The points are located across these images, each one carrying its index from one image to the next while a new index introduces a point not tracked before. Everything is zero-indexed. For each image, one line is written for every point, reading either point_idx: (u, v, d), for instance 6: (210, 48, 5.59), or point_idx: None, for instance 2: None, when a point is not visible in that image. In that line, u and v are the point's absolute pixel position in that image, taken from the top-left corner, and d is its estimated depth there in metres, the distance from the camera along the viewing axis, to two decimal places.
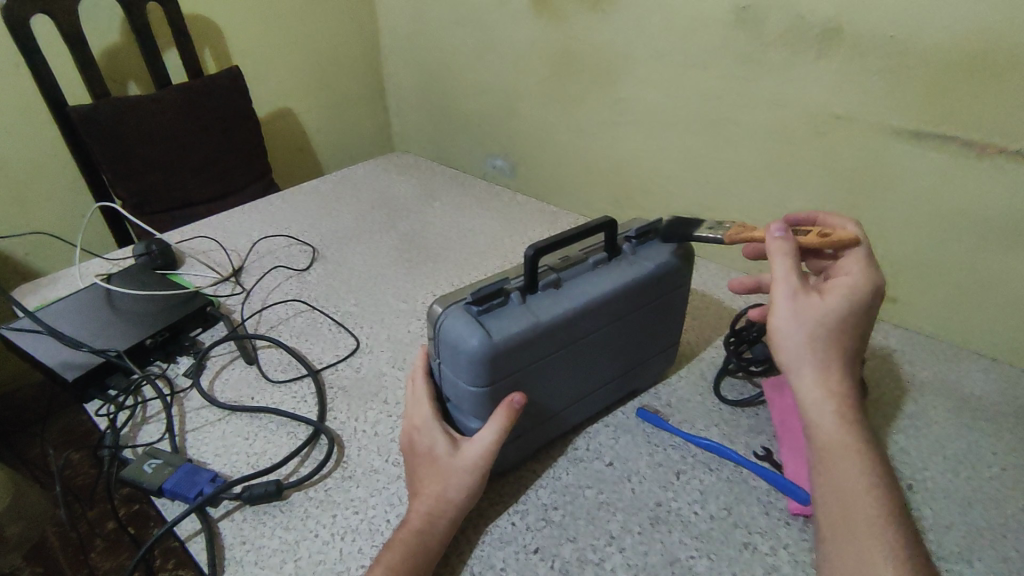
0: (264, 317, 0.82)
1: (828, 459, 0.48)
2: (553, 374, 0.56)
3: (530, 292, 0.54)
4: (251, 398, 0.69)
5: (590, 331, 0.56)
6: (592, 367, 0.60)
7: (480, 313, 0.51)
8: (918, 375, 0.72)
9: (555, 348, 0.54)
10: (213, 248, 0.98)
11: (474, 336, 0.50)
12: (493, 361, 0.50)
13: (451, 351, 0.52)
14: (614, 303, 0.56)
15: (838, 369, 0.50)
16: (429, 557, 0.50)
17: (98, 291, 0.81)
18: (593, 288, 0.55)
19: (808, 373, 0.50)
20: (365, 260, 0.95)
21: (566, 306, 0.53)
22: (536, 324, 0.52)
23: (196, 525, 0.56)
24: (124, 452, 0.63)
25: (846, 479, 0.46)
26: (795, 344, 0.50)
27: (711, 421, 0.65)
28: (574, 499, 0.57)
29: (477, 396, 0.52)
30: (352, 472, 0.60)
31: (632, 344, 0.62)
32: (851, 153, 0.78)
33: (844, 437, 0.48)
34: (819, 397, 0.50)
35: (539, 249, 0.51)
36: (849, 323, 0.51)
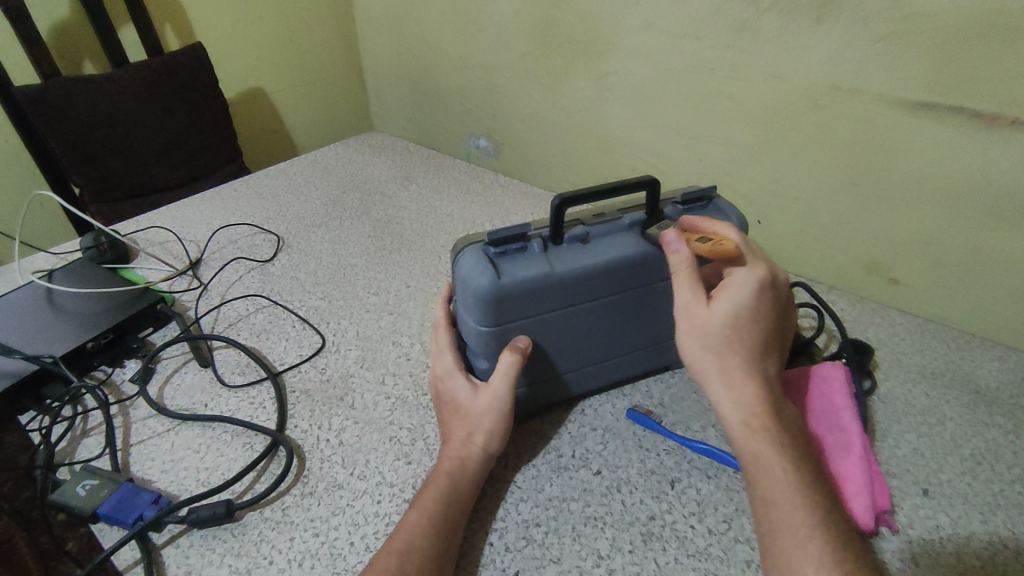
0: (222, 314, 0.76)
1: (753, 480, 0.44)
2: (567, 330, 0.54)
3: (553, 241, 0.52)
4: (204, 406, 0.63)
5: (618, 289, 0.53)
6: (611, 333, 0.57)
7: (497, 255, 0.51)
8: (927, 365, 0.67)
9: (569, 302, 0.52)
10: (170, 239, 0.91)
11: (484, 275, 0.49)
12: (498, 301, 0.50)
13: (462, 289, 0.51)
14: (642, 263, 0.53)
15: (747, 375, 0.47)
16: (462, 506, 0.49)
17: (37, 290, 0.74)
18: (619, 245, 0.52)
19: (717, 387, 0.47)
20: (334, 249, 0.88)
21: (591, 258, 0.51)
22: (549, 273, 0.50)
23: (135, 554, 0.50)
24: (58, 471, 0.57)
25: (772, 496, 0.42)
26: (699, 360, 0.47)
27: (707, 421, 0.60)
28: (558, 514, 0.52)
29: (486, 337, 0.52)
30: (313, 488, 0.55)
31: (660, 315, 0.58)
32: (853, 127, 0.71)
33: (761, 451, 0.44)
34: (729, 412, 0.46)
35: (565, 199, 0.50)
36: (748, 324, 0.47)
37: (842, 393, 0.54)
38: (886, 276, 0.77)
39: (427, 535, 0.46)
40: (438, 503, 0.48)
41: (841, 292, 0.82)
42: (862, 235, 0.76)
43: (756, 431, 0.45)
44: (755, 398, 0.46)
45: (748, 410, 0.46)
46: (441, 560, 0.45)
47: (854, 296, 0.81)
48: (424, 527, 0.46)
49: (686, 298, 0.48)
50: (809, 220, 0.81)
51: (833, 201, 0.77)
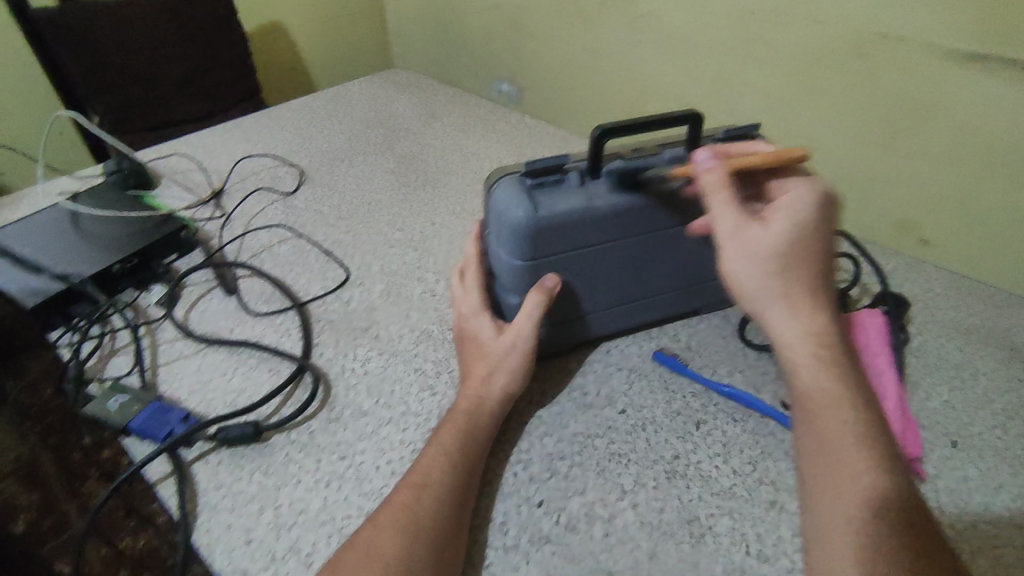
0: (245, 244, 0.75)
1: (810, 410, 0.43)
2: (600, 268, 0.53)
3: (591, 176, 0.50)
4: (230, 331, 0.63)
5: (653, 227, 0.52)
6: (642, 273, 0.56)
7: (534, 187, 0.49)
8: (962, 321, 0.66)
9: (604, 238, 0.51)
10: (193, 168, 0.90)
11: (521, 207, 0.47)
12: (534, 235, 0.48)
13: (497, 221, 0.50)
14: (681, 202, 0.51)
15: (813, 304, 0.45)
16: (481, 443, 0.48)
17: (63, 211, 0.73)
18: (660, 182, 0.51)
19: (778, 315, 0.45)
20: (358, 184, 0.87)
21: (629, 193, 0.50)
22: (587, 208, 0.48)
23: (166, 468, 0.51)
24: (89, 386, 0.57)
25: (833, 431, 0.41)
26: (755, 286, 0.45)
27: (735, 367, 0.59)
28: (583, 450, 0.52)
29: (519, 272, 0.51)
30: (339, 414, 0.55)
31: (693, 257, 0.57)
32: (895, 77, 0.68)
33: (823, 380, 0.43)
34: (797, 343, 0.44)
35: (608, 129, 0.48)
36: (808, 245, 0.45)
37: (879, 340, 0.54)
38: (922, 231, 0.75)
39: (444, 469, 0.45)
40: (455, 439, 0.47)
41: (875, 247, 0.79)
42: (896, 192, 0.74)
43: (821, 364, 0.43)
44: (820, 330, 0.44)
45: (813, 340, 0.44)
46: (459, 494, 0.45)
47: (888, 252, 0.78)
48: (441, 461, 0.46)
49: (734, 222, 0.45)
50: (842, 175, 0.78)
51: (870, 157, 0.74)
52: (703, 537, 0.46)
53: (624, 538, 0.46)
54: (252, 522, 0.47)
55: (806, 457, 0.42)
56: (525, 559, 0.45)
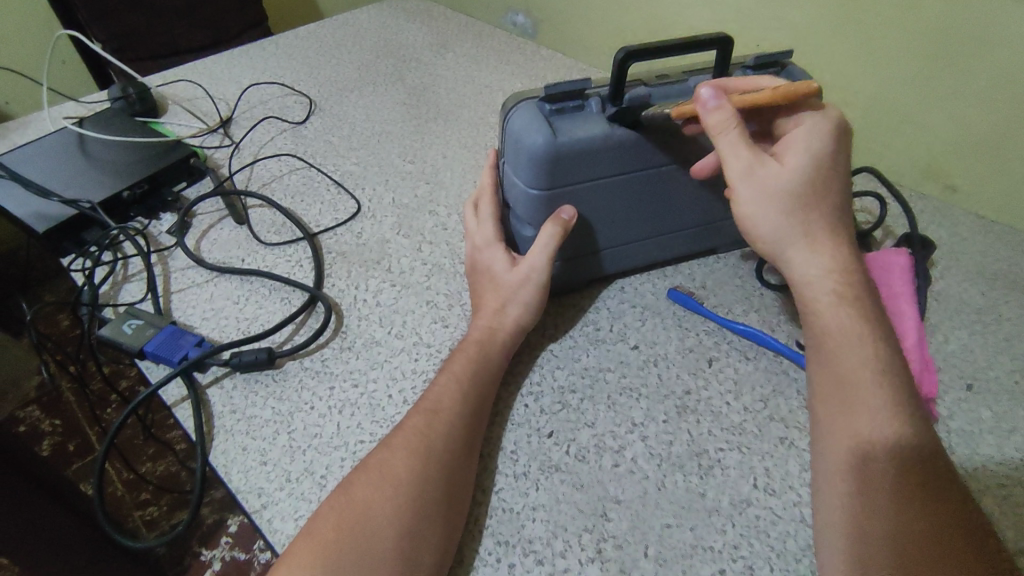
0: (255, 173, 0.74)
1: (824, 349, 0.42)
2: (618, 201, 0.52)
3: (613, 102, 0.48)
4: (241, 261, 0.63)
5: (676, 158, 0.50)
6: (661, 207, 0.55)
7: (554, 113, 0.47)
8: (987, 266, 0.64)
9: (624, 168, 0.49)
10: (199, 95, 0.88)
11: (539, 133, 0.46)
12: (552, 163, 0.47)
13: (514, 149, 0.48)
14: (705, 131, 0.49)
15: (835, 243, 0.44)
16: (492, 374, 0.48)
17: (69, 137, 0.72)
18: (684, 109, 0.48)
19: (800, 253, 0.44)
20: (368, 115, 0.84)
21: (653, 121, 0.48)
22: (608, 135, 0.47)
23: (182, 391, 0.51)
24: (104, 311, 0.58)
25: (848, 368, 0.41)
26: (776, 225, 0.44)
27: (750, 306, 0.58)
28: (594, 383, 0.52)
29: (535, 203, 0.49)
30: (351, 343, 0.55)
31: (714, 192, 0.55)
32: (935, 9, 0.63)
33: (842, 319, 0.42)
34: (821, 277, 0.44)
35: (632, 51, 0.45)
36: (827, 181, 0.44)
37: (903, 281, 0.53)
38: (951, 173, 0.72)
39: (454, 397, 0.45)
40: (466, 369, 0.47)
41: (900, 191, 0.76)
42: (927, 132, 0.70)
43: (844, 302, 0.43)
44: (843, 268, 0.44)
45: (835, 277, 0.43)
46: (469, 422, 0.45)
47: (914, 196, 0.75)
48: (451, 390, 0.46)
49: (745, 163, 0.43)
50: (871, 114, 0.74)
51: (900, 98, 0.70)
52: (711, 471, 0.46)
53: (634, 468, 0.46)
54: (267, 445, 0.48)
55: (819, 393, 0.42)
56: (535, 486, 0.45)
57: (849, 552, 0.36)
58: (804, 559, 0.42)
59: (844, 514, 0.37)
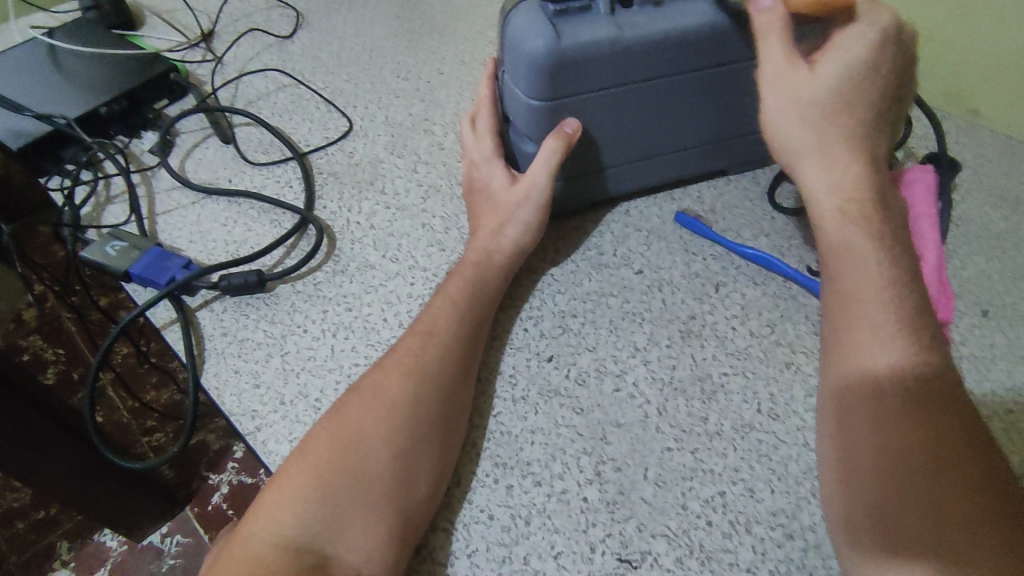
0: (240, 90, 0.70)
1: (835, 269, 0.40)
2: (626, 114, 0.48)
3: (622, 1, 0.44)
4: (228, 181, 0.60)
5: (688, 66, 0.46)
6: (671, 122, 0.51)
7: (557, 14, 0.43)
8: (1013, 190, 0.61)
9: (633, 76, 0.46)
10: (178, 6, 0.82)
11: (541, 36, 0.42)
12: (555, 69, 0.43)
13: (514, 55, 0.44)
14: (722, 36, 0.45)
15: (851, 154, 0.41)
16: (489, 297, 0.46)
17: (39, 48, 0.67)
18: (700, 9, 0.44)
19: (812, 168, 0.41)
20: (359, 28, 0.79)
21: (665, 24, 0.44)
22: (617, 39, 0.43)
23: (171, 313, 0.50)
24: (87, 233, 0.55)
25: (858, 293, 0.38)
26: (791, 135, 0.42)
27: (760, 230, 0.56)
28: (596, 307, 0.50)
29: (536, 114, 0.46)
30: (344, 267, 0.53)
31: (727, 105, 0.52)
32: None
33: (855, 239, 0.40)
34: (829, 196, 0.41)
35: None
36: (862, 87, 0.40)
37: (925, 200, 0.48)
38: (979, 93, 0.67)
39: (449, 319, 0.44)
40: (463, 292, 0.45)
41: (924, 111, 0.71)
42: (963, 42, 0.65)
43: (854, 219, 0.40)
44: (856, 180, 0.41)
45: (846, 192, 0.41)
46: (466, 344, 0.44)
47: None
48: (447, 312, 0.44)
49: (777, 68, 0.41)
50: None
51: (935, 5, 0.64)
52: (714, 395, 0.45)
53: (634, 393, 0.45)
54: (260, 368, 0.47)
55: (827, 316, 0.40)
56: (533, 410, 0.44)
57: (835, 462, 0.37)
58: (805, 482, 0.41)
59: (849, 439, 0.36)
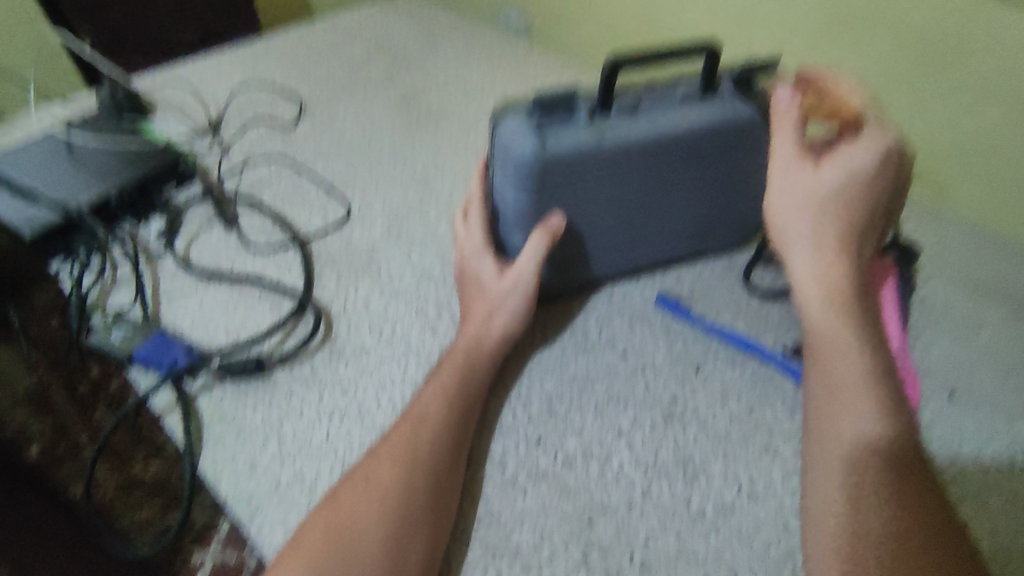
0: (245, 177, 0.74)
1: (819, 345, 0.44)
2: (606, 209, 0.52)
3: (601, 112, 0.48)
4: (231, 266, 0.63)
5: (662, 168, 0.51)
6: (649, 215, 0.55)
7: (543, 122, 0.47)
8: (973, 272, 0.65)
9: (611, 177, 0.50)
10: (188, 96, 0.87)
11: (528, 142, 0.46)
12: (541, 173, 0.47)
13: (503, 159, 0.48)
14: (692, 142, 0.50)
15: (838, 249, 0.45)
16: (479, 382, 0.49)
17: (56, 140, 0.72)
18: (672, 119, 0.49)
19: (803, 255, 0.47)
20: (359, 116, 0.84)
21: (639, 131, 0.48)
22: (597, 146, 0.47)
23: (170, 398, 0.52)
24: (92, 317, 0.58)
25: (841, 376, 0.41)
26: (788, 224, 0.48)
27: (737, 313, 0.59)
28: (582, 390, 0.52)
29: (524, 211, 0.50)
30: (341, 350, 0.55)
31: (700, 199, 0.56)
32: None
33: (839, 321, 0.44)
34: (815, 281, 0.46)
35: (620, 62, 0.45)
36: (856, 196, 0.46)
37: (890, 291, 0.53)
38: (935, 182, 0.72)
39: (441, 405, 0.46)
40: (454, 378, 0.48)
41: None
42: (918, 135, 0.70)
43: (838, 307, 0.44)
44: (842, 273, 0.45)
45: (832, 282, 0.45)
46: (458, 430, 0.46)
47: None
48: (440, 398, 0.46)
49: (787, 160, 0.49)
50: None
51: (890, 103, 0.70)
52: (696, 477, 0.47)
53: (620, 476, 0.47)
54: (256, 453, 0.48)
55: (813, 398, 0.43)
56: (522, 494, 0.46)
57: (831, 552, 0.36)
58: (785, 566, 0.42)
59: (823, 512, 0.38)
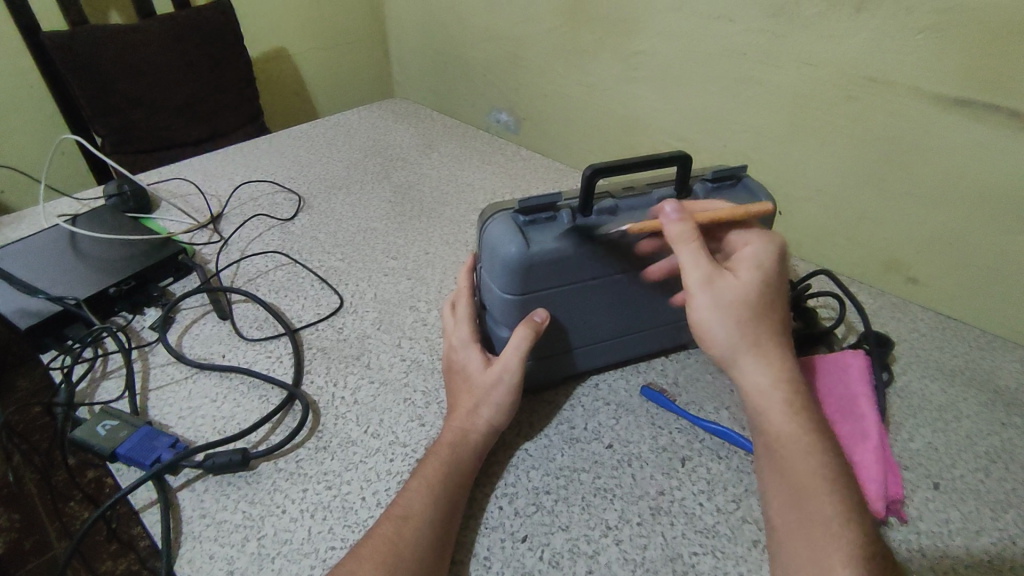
0: (241, 269, 0.76)
1: (778, 454, 0.43)
2: (589, 304, 0.54)
3: (582, 213, 0.51)
4: (222, 357, 0.64)
5: (640, 264, 0.53)
6: (631, 309, 0.57)
7: (527, 223, 0.50)
8: (946, 363, 0.67)
9: (594, 274, 0.52)
10: (192, 192, 0.91)
11: (513, 243, 0.49)
12: (526, 271, 0.49)
13: (490, 257, 0.51)
14: (669, 241, 0.52)
15: (775, 352, 0.45)
16: (463, 477, 0.48)
17: (61, 234, 0.74)
18: (649, 220, 0.52)
19: (746, 363, 0.45)
20: (354, 212, 0.88)
21: (617, 232, 0.51)
22: (578, 245, 0.50)
23: (151, 495, 0.51)
24: (79, 411, 0.57)
25: (802, 481, 0.41)
26: (725, 335, 0.45)
27: (721, 403, 0.60)
28: (568, 483, 0.52)
29: (509, 306, 0.51)
30: (327, 443, 0.55)
31: (681, 294, 0.58)
32: (883, 121, 0.68)
33: (792, 428, 0.43)
34: (762, 391, 0.44)
35: (598, 170, 0.49)
36: (773, 293, 0.47)
37: (861, 382, 0.55)
38: (904, 274, 0.75)
39: (425, 503, 0.45)
40: (438, 474, 0.47)
41: (860, 287, 0.79)
42: (885, 230, 0.74)
43: (788, 413, 0.43)
44: (784, 376, 0.45)
45: (778, 386, 0.44)
46: (442, 529, 0.45)
47: (873, 292, 0.79)
48: (424, 495, 0.46)
49: (703, 273, 0.45)
50: (830, 215, 0.78)
51: (855, 200, 0.75)
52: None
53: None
54: (235, 553, 0.47)
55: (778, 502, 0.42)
56: None
57: None
58: None
59: None
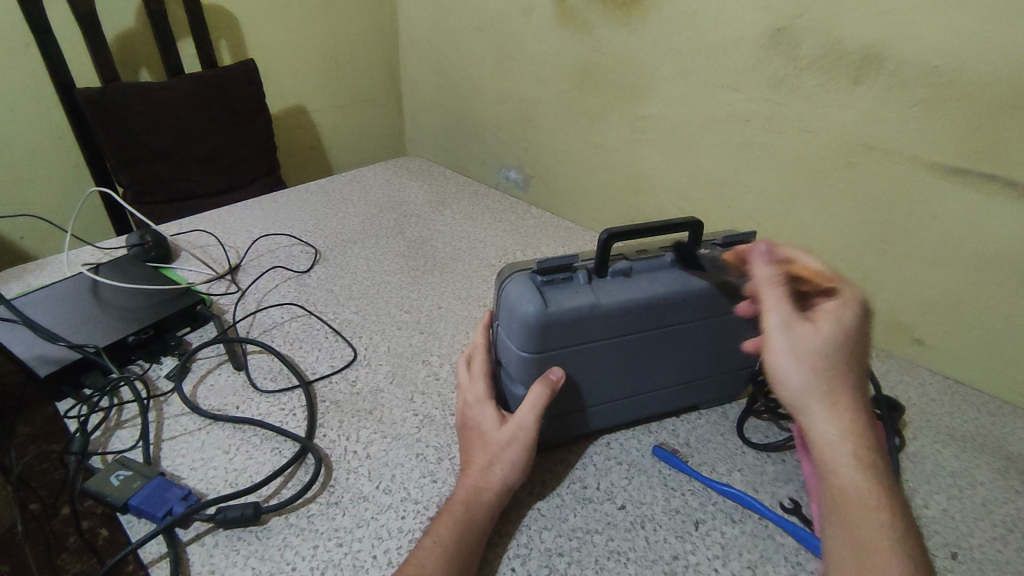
0: (258, 320, 0.77)
1: (847, 510, 0.41)
2: (603, 364, 0.55)
3: (598, 274, 0.53)
4: (237, 408, 0.64)
5: (654, 325, 0.54)
6: (644, 370, 0.58)
7: (545, 283, 0.52)
8: (957, 428, 0.67)
9: (611, 334, 0.53)
10: (211, 242, 0.94)
11: (531, 302, 0.50)
12: (544, 329, 0.50)
13: (508, 315, 0.52)
14: (683, 302, 0.54)
15: (851, 406, 0.43)
16: (477, 536, 0.48)
17: (84, 282, 0.76)
18: (663, 282, 0.53)
19: (819, 415, 0.43)
20: (369, 265, 0.90)
21: (631, 294, 0.52)
22: (596, 305, 0.51)
23: (161, 548, 0.50)
24: (92, 460, 0.58)
25: (870, 542, 0.39)
26: (798, 382, 0.43)
27: (734, 465, 0.60)
28: (581, 545, 0.52)
29: (526, 363, 0.52)
30: (338, 498, 0.55)
31: (694, 354, 0.59)
32: (884, 187, 0.71)
33: (866, 485, 0.41)
34: (836, 443, 0.42)
35: (613, 234, 0.50)
36: (851, 346, 0.44)
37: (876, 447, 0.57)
38: (910, 337, 0.76)
39: (440, 561, 0.45)
40: (453, 532, 0.47)
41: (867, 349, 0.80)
42: (890, 294, 0.75)
43: (863, 473, 0.41)
44: (863, 433, 0.42)
45: (853, 441, 0.42)
46: None
47: (880, 354, 0.79)
48: (439, 554, 0.45)
49: (786, 317, 0.45)
50: None
51: (859, 264, 0.77)
52: None
53: None
54: None
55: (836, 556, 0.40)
56: None
57: None
58: None
59: None
